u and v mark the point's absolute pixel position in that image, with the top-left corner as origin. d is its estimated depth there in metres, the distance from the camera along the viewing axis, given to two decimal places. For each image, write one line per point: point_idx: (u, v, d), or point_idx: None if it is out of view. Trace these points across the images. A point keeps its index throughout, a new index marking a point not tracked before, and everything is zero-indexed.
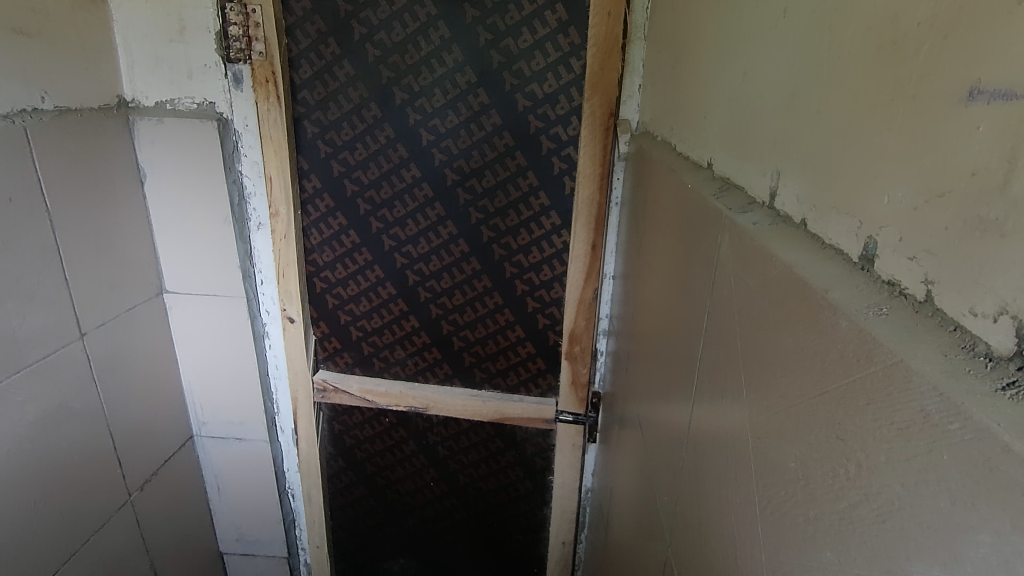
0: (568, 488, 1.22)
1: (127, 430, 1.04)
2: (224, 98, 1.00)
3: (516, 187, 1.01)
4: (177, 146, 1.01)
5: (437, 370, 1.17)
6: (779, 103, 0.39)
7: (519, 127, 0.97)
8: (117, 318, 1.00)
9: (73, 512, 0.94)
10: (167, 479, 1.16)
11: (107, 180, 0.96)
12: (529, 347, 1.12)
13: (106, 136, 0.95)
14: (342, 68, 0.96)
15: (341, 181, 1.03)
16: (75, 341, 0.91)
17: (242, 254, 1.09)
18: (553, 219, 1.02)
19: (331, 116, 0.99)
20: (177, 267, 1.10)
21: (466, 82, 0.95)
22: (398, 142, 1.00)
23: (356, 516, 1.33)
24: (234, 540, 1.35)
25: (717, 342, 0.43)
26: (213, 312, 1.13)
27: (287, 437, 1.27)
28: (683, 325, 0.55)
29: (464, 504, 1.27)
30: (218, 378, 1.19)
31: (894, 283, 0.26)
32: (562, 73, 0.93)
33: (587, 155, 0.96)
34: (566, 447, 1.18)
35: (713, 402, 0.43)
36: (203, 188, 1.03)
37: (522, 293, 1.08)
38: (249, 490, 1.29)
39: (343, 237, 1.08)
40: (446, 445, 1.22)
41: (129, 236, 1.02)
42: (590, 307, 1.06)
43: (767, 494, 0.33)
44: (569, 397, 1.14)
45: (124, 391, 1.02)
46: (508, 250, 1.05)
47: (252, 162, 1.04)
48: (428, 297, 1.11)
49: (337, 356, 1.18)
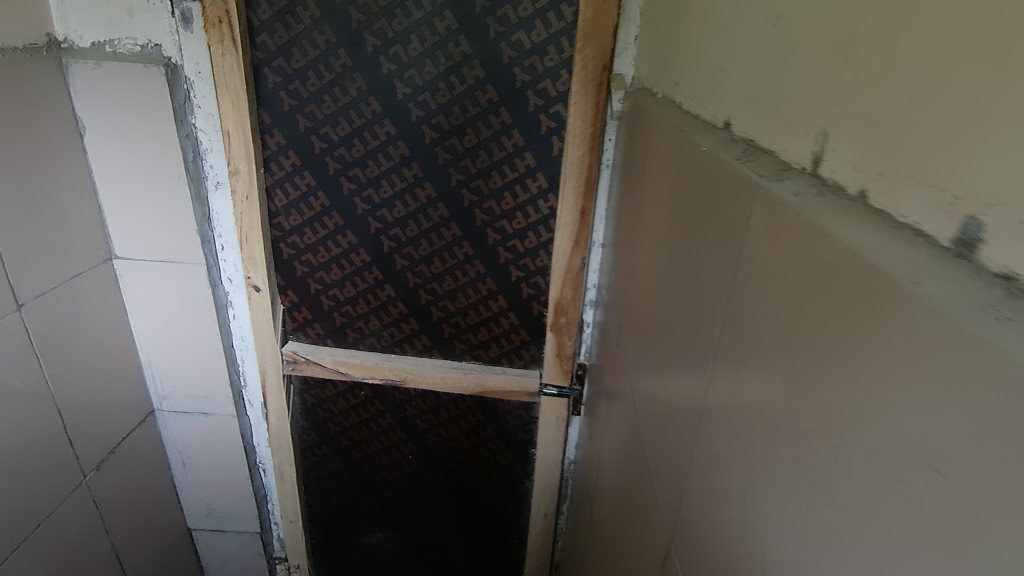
0: (550, 462, 1.18)
1: (79, 408, 0.96)
2: (172, 40, 0.89)
3: (500, 147, 0.93)
4: (120, 94, 0.90)
5: (415, 342, 1.10)
6: (829, 53, 0.33)
7: (504, 81, 0.89)
8: (60, 288, 0.91)
9: (21, 497, 0.87)
10: (126, 458, 1.09)
11: (38, 131, 0.85)
12: (512, 318, 1.06)
13: (36, 85, 0.84)
14: (306, 9, 0.86)
15: (308, 137, 0.95)
16: (12, 314, 0.82)
17: (200, 217, 0.99)
18: (539, 182, 0.95)
19: (295, 64, 0.90)
20: (127, 230, 1.00)
21: (446, 28, 0.86)
22: (371, 96, 0.91)
23: (331, 492, 1.28)
24: (203, 516, 1.29)
25: (746, 331, 0.37)
26: (169, 279, 1.04)
27: (256, 411, 1.20)
28: (695, 304, 0.49)
29: (443, 477, 1.23)
30: (179, 351, 1.10)
31: (1012, 277, 0.21)
32: (552, 21, 0.85)
33: (578, 112, 0.89)
34: (549, 421, 1.13)
35: (740, 400, 0.38)
36: (152, 144, 0.93)
37: (505, 261, 1.02)
38: (217, 466, 1.22)
39: (311, 200, 0.99)
40: (424, 418, 1.17)
41: (69, 195, 0.92)
42: (578, 277, 1.01)
43: (814, 514, 0.29)
44: (554, 369, 1.08)
45: (72, 367, 0.94)
46: (491, 216, 0.98)
47: (207, 114, 0.94)
48: (404, 265, 1.03)
49: (307, 327, 1.11)
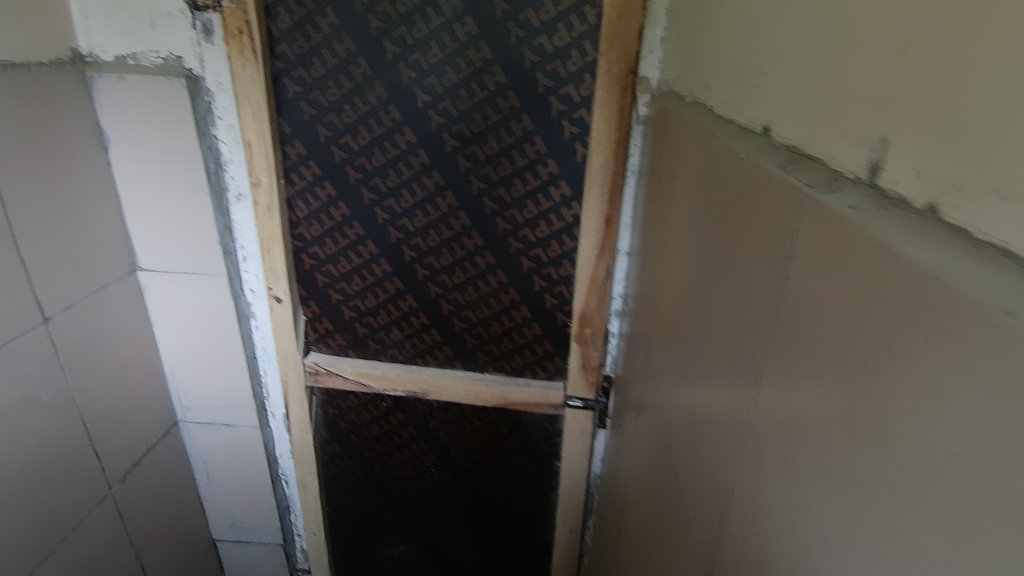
0: (575, 476, 1.15)
1: (104, 420, 0.96)
2: (193, 52, 0.89)
3: (522, 154, 0.91)
4: (142, 106, 0.90)
5: (437, 353, 1.08)
6: (883, 52, 0.30)
7: (526, 86, 0.86)
8: (86, 300, 0.91)
9: (48, 509, 0.87)
10: (151, 468, 1.09)
11: (62, 145, 0.86)
12: (536, 328, 1.04)
13: (61, 99, 0.85)
14: (325, 17, 0.85)
15: (328, 147, 0.94)
16: (39, 327, 0.83)
17: (222, 229, 0.99)
18: (563, 189, 0.93)
19: (314, 73, 0.89)
20: (151, 242, 1.00)
21: (466, 34, 0.84)
22: (391, 104, 0.89)
23: (353, 503, 1.27)
24: (227, 527, 1.29)
25: (798, 356, 0.34)
26: (191, 290, 1.04)
27: (278, 421, 1.20)
28: (734, 322, 0.46)
29: (466, 490, 1.21)
30: (203, 362, 1.10)
31: None
32: (574, 24, 0.82)
33: (602, 117, 0.86)
34: (574, 434, 1.10)
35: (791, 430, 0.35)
36: (174, 155, 0.93)
37: (528, 270, 0.99)
38: (240, 477, 1.22)
39: (332, 210, 0.98)
40: (446, 430, 1.15)
41: (93, 208, 0.92)
42: (603, 286, 0.98)
43: (882, 563, 0.26)
44: (578, 381, 1.06)
45: (98, 379, 0.94)
46: (513, 224, 0.96)
47: (228, 125, 0.94)
48: (425, 274, 1.02)
49: (329, 338, 1.10)
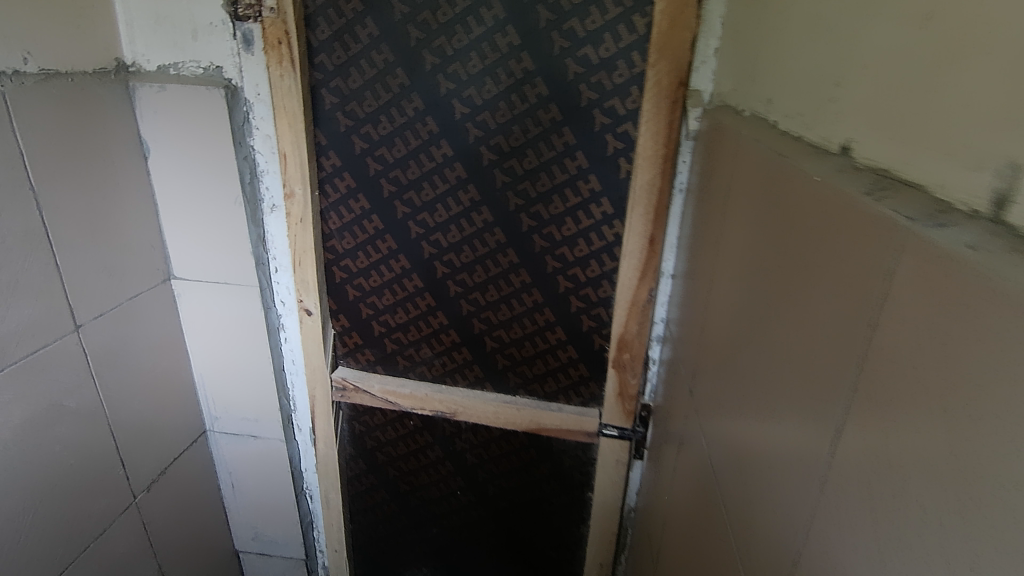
0: (608, 508, 1.09)
1: (132, 429, 0.96)
2: (233, 62, 0.89)
3: (562, 169, 0.87)
4: (182, 116, 0.90)
5: (467, 373, 1.04)
6: (1013, 63, 0.25)
7: (568, 98, 0.82)
8: (119, 308, 0.91)
9: (72, 518, 0.87)
10: (177, 478, 1.08)
11: (102, 154, 0.86)
12: (571, 351, 0.99)
13: (103, 108, 0.85)
14: (365, 27, 0.83)
15: (363, 159, 0.91)
16: (70, 334, 0.83)
17: (255, 239, 0.98)
18: (604, 207, 0.88)
19: (352, 84, 0.87)
20: (186, 252, 1.00)
21: (508, 44, 0.80)
22: (428, 116, 0.87)
23: (377, 522, 1.23)
24: (251, 539, 1.27)
25: (896, 422, 0.29)
26: (223, 300, 1.03)
27: (305, 436, 1.17)
28: (804, 369, 0.40)
29: (492, 516, 1.16)
30: (232, 373, 1.09)
31: None
32: (622, 34, 0.78)
33: (649, 132, 0.81)
34: (609, 464, 1.04)
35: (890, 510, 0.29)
36: (211, 165, 0.93)
37: (565, 290, 0.94)
38: (265, 489, 1.21)
39: (365, 223, 0.96)
40: (474, 453, 1.11)
41: (131, 217, 0.92)
42: (644, 310, 0.92)
43: None
44: (615, 409, 1.00)
45: (127, 388, 0.94)
46: (550, 242, 0.91)
47: (264, 135, 0.93)
48: (458, 291, 0.98)
49: (358, 353, 1.07)
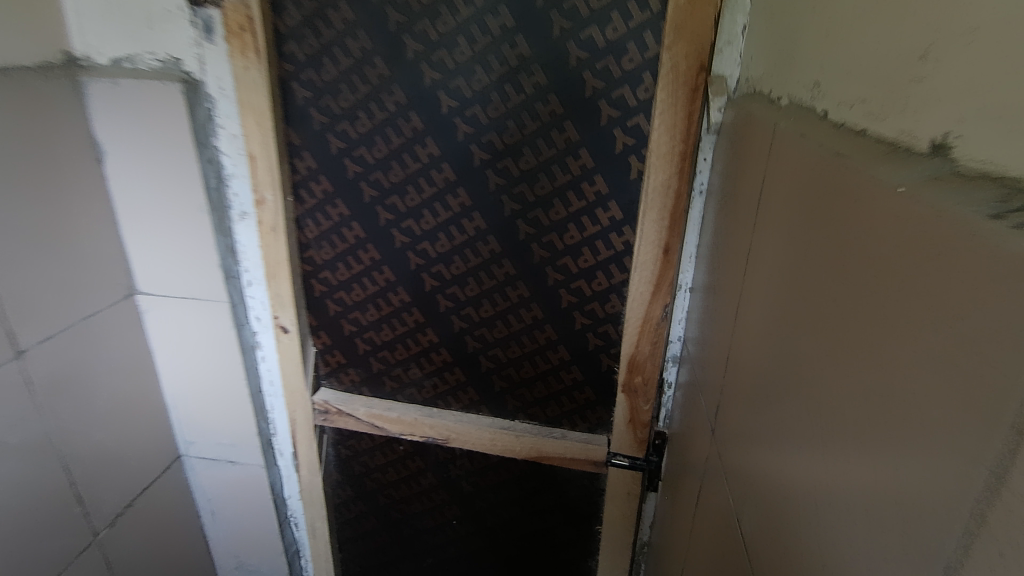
0: (618, 543, 0.99)
1: (90, 461, 0.87)
2: (193, 53, 0.79)
3: (564, 170, 0.76)
4: (137, 114, 0.81)
5: (461, 395, 0.95)
6: None
7: (571, 89, 0.71)
8: (72, 330, 0.82)
9: (20, 565, 0.78)
10: (147, 509, 1.00)
11: (48, 160, 0.77)
12: (576, 373, 0.88)
13: (48, 108, 0.76)
14: (338, 10, 0.73)
15: (341, 161, 0.81)
16: (10, 362, 0.74)
17: (224, 250, 0.88)
18: (612, 212, 0.77)
19: (326, 76, 0.77)
20: (150, 264, 0.91)
21: (501, 26, 0.70)
22: (412, 111, 0.76)
23: (367, 552, 1.14)
24: (233, 568, 1.19)
25: None
26: (192, 317, 0.93)
27: (287, 461, 1.08)
28: (880, 448, 0.30)
29: (491, 547, 1.07)
30: (206, 395, 1.00)
31: None
32: (633, 12, 0.67)
33: (664, 127, 0.70)
34: (619, 496, 0.94)
35: None
36: (172, 169, 0.83)
37: (568, 305, 0.84)
38: (246, 518, 1.12)
39: (345, 231, 0.86)
40: (471, 481, 1.01)
41: (85, 228, 0.83)
42: (658, 329, 0.81)
43: None
44: (625, 437, 0.90)
45: (84, 417, 0.85)
46: (551, 252, 0.81)
47: (230, 135, 0.82)
48: (449, 307, 0.88)
49: (341, 373, 0.98)
